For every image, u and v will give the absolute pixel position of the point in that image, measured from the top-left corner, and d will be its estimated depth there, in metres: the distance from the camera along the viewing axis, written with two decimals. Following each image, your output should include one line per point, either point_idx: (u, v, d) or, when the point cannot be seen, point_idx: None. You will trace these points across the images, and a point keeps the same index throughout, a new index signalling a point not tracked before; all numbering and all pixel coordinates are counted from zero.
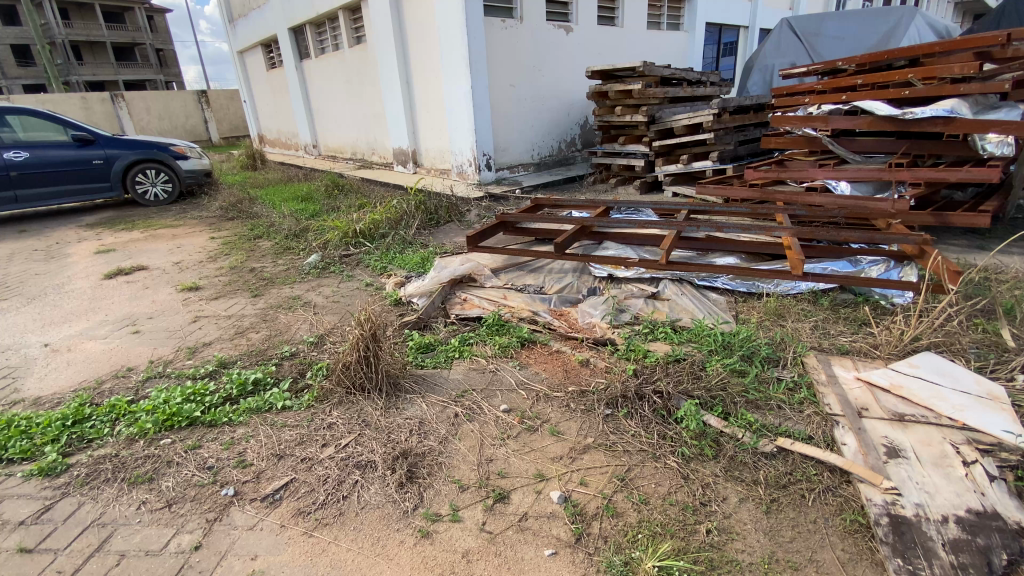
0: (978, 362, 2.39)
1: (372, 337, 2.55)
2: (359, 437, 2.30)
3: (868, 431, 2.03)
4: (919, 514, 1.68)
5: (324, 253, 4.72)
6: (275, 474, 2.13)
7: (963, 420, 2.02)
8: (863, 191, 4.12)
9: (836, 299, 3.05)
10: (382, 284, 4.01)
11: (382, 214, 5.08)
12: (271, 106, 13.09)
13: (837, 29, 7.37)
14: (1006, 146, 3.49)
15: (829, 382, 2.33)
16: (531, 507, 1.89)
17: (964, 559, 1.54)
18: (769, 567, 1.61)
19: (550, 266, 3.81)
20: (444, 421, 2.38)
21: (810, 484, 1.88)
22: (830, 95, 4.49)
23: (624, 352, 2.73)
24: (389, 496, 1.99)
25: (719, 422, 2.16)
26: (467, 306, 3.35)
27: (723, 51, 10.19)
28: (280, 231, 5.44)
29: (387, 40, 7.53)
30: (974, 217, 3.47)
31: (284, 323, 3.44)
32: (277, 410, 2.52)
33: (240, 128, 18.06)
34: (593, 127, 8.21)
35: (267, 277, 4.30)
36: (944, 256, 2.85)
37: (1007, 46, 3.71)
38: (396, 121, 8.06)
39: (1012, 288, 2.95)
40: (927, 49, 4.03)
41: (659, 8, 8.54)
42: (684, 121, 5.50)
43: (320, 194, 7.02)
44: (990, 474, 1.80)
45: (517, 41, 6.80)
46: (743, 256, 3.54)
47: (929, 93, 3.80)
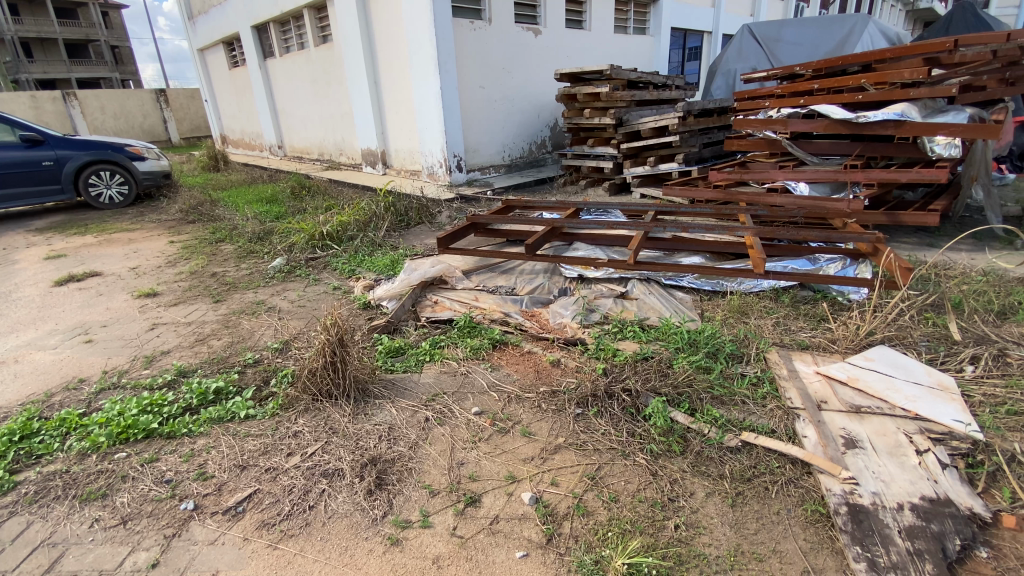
0: (929, 355, 2.50)
1: (339, 342, 2.49)
2: (325, 445, 2.24)
3: (827, 423, 2.10)
4: (875, 502, 1.75)
5: (290, 256, 4.60)
6: (238, 486, 2.05)
7: (916, 410, 2.11)
8: (821, 191, 4.27)
9: (796, 296, 3.14)
10: (350, 287, 3.94)
11: (351, 216, 4.99)
12: (233, 105, 12.72)
13: (795, 35, 7.64)
14: (953, 148, 3.67)
15: (790, 377, 2.40)
16: (503, 509, 1.88)
17: (919, 546, 1.60)
18: (735, 560, 1.64)
19: (522, 267, 3.81)
20: (414, 427, 2.34)
21: (773, 476, 1.93)
22: (789, 99, 4.64)
23: (594, 352, 2.75)
24: (358, 504, 1.94)
25: (686, 418, 2.20)
26: (438, 309, 3.32)
27: (688, 55, 10.44)
28: (243, 234, 5.28)
29: (354, 40, 7.41)
30: (924, 216, 3.64)
31: (247, 329, 3.34)
32: (240, 420, 2.43)
33: (202, 128, 17.48)
34: (563, 130, 8.28)
35: (229, 282, 4.16)
36: (896, 253, 2.96)
37: (954, 52, 3.96)
38: (365, 122, 7.94)
39: (959, 283, 3.10)
40: (879, 55, 4.21)
41: (626, 13, 8.69)
42: (651, 123, 5.59)
43: (287, 195, 6.86)
44: (942, 462, 1.88)
45: (486, 42, 6.79)
46: (707, 256, 3.61)
47: (881, 97, 3.96)
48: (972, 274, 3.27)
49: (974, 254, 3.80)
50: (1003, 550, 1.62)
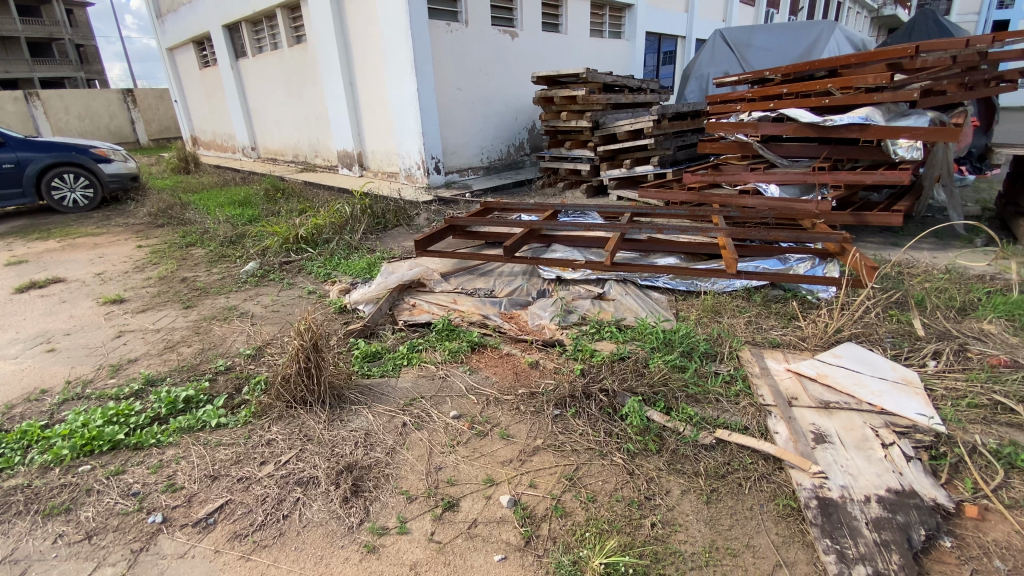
0: (894, 350, 2.58)
1: (313, 347, 2.44)
2: (300, 452, 2.19)
3: (798, 419, 2.16)
4: (844, 495, 1.80)
5: (263, 260, 4.51)
6: (209, 497, 2.00)
7: (881, 405, 2.18)
8: (791, 193, 4.39)
9: (768, 295, 3.22)
10: (326, 291, 3.88)
11: (326, 218, 4.92)
12: (204, 105, 12.42)
13: (765, 40, 7.83)
14: (915, 151, 3.82)
15: (762, 374, 2.45)
16: (481, 513, 1.87)
17: (886, 537, 1.65)
18: (710, 557, 1.66)
19: (500, 269, 3.81)
20: (391, 432, 2.31)
21: (746, 472, 1.97)
22: (759, 103, 4.74)
23: (571, 352, 2.77)
24: (333, 513, 1.90)
25: (662, 417, 2.23)
26: (415, 312, 3.29)
27: (663, 59, 10.61)
28: (215, 238, 5.16)
29: (328, 40, 7.31)
30: (888, 216, 3.77)
31: (219, 335, 3.25)
32: (211, 429, 2.37)
33: (172, 129, 17.02)
34: (541, 132, 8.32)
35: (200, 287, 4.05)
36: (862, 253, 3.05)
37: (915, 58, 3.99)
38: (340, 124, 7.84)
39: (922, 280, 3.22)
40: (844, 61, 4.33)
41: (601, 17, 8.79)
42: (627, 126, 5.65)
43: (260, 198, 6.73)
44: (906, 455, 1.95)
45: (462, 45, 6.78)
46: (682, 256, 3.67)
47: (846, 101, 4.08)
48: (934, 271, 3.40)
49: (935, 252, 3.94)
50: (966, 539, 1.68)
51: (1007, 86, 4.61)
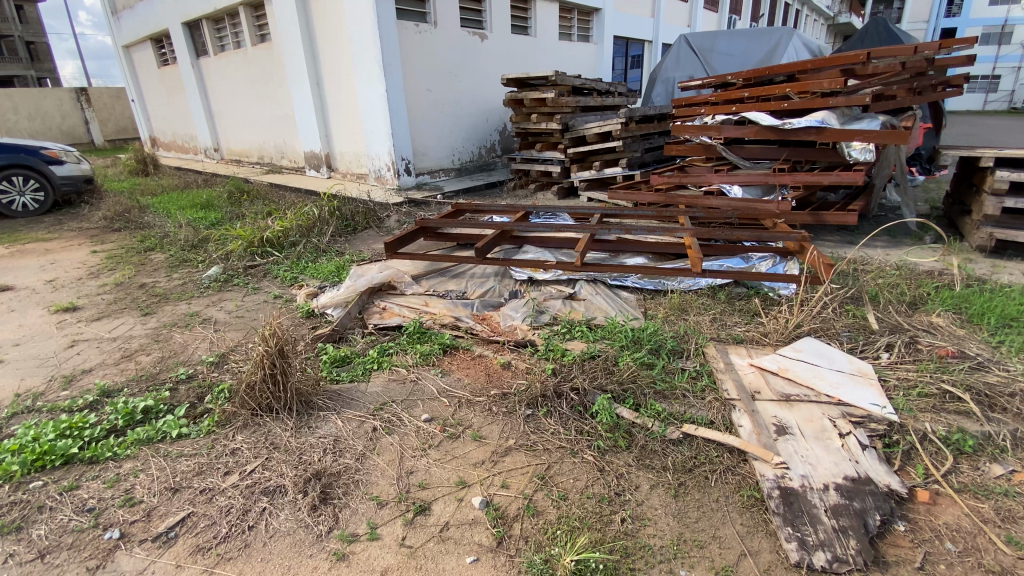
0: (850, 344, 2.70)
1: (279, 353, 2.38)
2: (266, 461, 2.13)
3: (761, 412, 2.22)
4: (804, 484, 1.86)
5: (226, 264, 4.37)
6: (170, 510, 1.93)
7: (839, 397, 2.27)
8: (753, 194, 4.52)
9: (732, 292, 3.31)
10: (292, 295, 3.79)
11: (293, 221, 4.82)
12: (164, 105, 12.00)
13: (727, 46, 8.06)
14: (868, 153, 3.99)
15: (726, 369, 2.52)
16: (452, 516, 1.86)
17: (844, 523, 1.71)
18: (678, 549, 1.70)
19: (472, 271, 3.79)
20: (361, 437, 2.27)
21: (712, 465, 2.02)
22: (722, 106, 4.87)
23: (543, 352, 2.78)
24: (301, 521, 1.86)
25: (630, 414, 2.27)
26: (386, 315, 3.25)
27: (630, 63, 10.81)
28: (175, 242, 4.98)
29: (294, 39, 7.16)
30: (844, 216, 3.93)
31: (179, 343, 3.14)
32: (172, 439, 2.28)
33: (129, 130, 16.35)
34: (511, 134, 8.36)
35: (159, 294, 3.89)
36: (819, 251, 3.16)
37: (867, 64, 4.19)
38: (308, 125, 7.70)
39: (875, 276, 3.36)
40: (801, 67, 4.48)
41: (570, 20, 8.89)
42: (595, 129, 5.74)
43: (223, 200, 6.53)
44: (862, 444, 2.03)
45: (431, 45, 6.74)
46: (649, 256, 3.74)
47: (803, 105, 4.23)
48: (886, 268, 3.56)
49: (888, 250, 4.13)
50: (919, 522, 1.77)
51: (953, 91, 4.86)
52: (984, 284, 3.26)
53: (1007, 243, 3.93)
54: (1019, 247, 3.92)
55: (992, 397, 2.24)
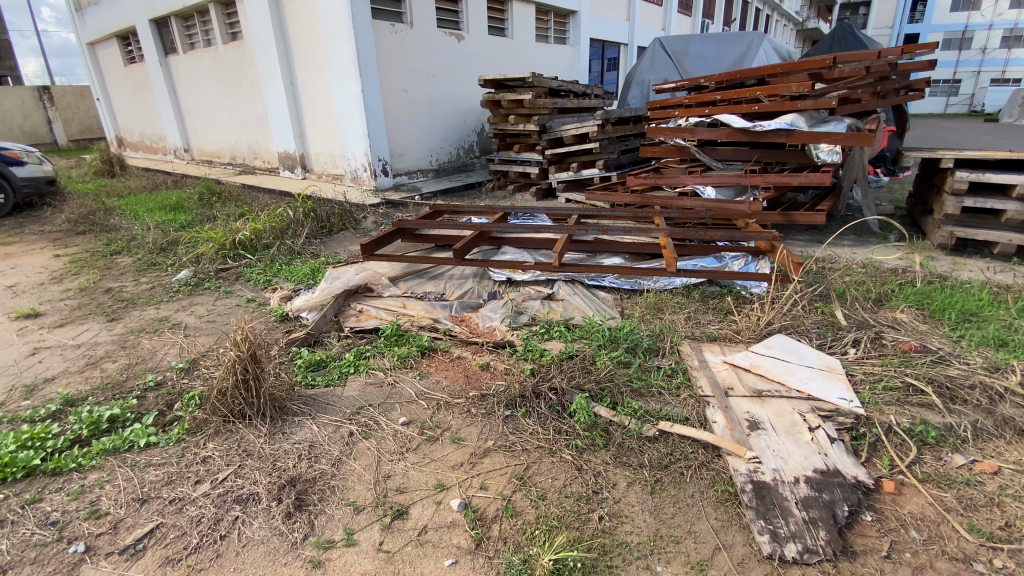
0: (819, 340, 2.77)
1: (251, 357, 2.33)
2: (238, 469, 2.09)
3: (733, 408, 2.27)
4: (776, 478, 1.90)
5: (197, 267, 4.26)
6: (138, 521, 1.87)
7: (809, 392, 2.33)
8: (726, 194, 4.62)
9: (706, 291, 3.37)
10: (266, 298, 3.72)
11: (266, 223, 4.73)
12: (131, 104, 11.64)
13: (700, 49, 8.21)
14: (834, 155, 4.11)
15: (700, 366, 2.57)
16: (431, 519, 1.85)
17: (813, 514, 1.76)
18: (655, 545, 1.72)
19: (451, 273, 3.78)
20: (337, 442, 2.24)
21: (688, 461, 2.05)
22: (695, 109, 4.95)
23: (522, 353, 2.79)
24: (275, 529, 1.82)
25: (608, 412, 2.30)
26: (362, 318, 3.21)
27: (607, 65, 10.94)
28: (143, 245, 4.83)
29: (266, 37, 7.03)
30: (813, 215, 4.04)
31: (147, 349, 3.04)
32: (140, 449, 2.21)
33: (94, 129, 15.79)
34: (489, 135, 8.37)
35: (126, 298, 3.77)
36: (789, 250, 3.24)
37: (832, 68, 4.31)
38: (282, 125, 7.56)
39: (843, 274, 3.47)
40: (771, 70, 4.57)
41: (546, 22, 8.94)
42: (572, 130, 5.78)
43: (193, 202, 6.37)
44: (830, 437, 2.09)
45: (408, 45, 6.70)
46: (626, 256, 3.78)
47: (773, 108, 4.32)
48: (853, 265, 3.67)
49: (855, 248, 4.27)
50: (884, 512, 1.83)
51: (914, 95, 5.05)
52: (945, 280, 3.39)
53: (966, 241, 4.09)
54: (977, 245, 4.09)
55: (953, 389, 2.34)
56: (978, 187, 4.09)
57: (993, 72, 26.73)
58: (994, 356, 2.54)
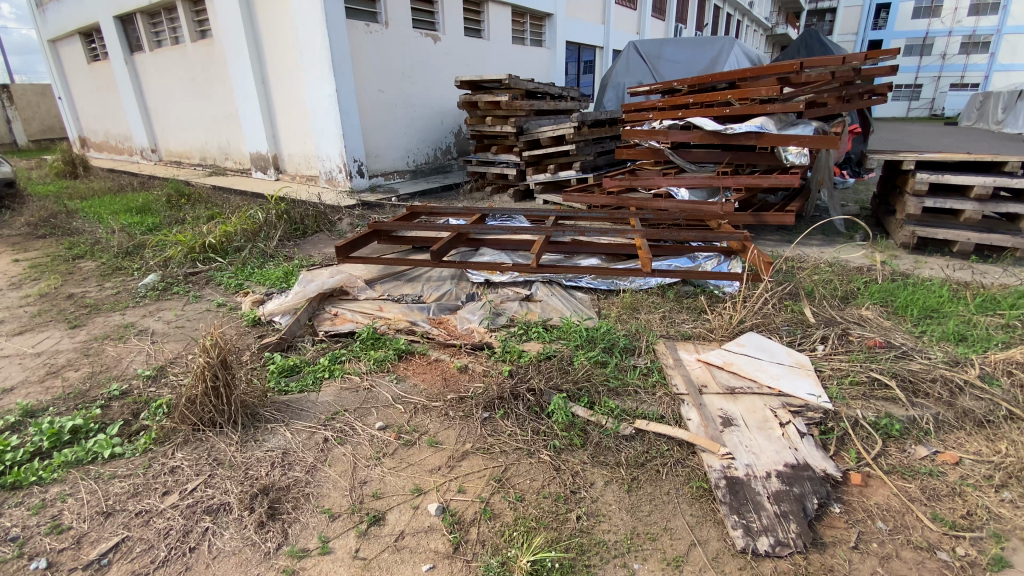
0: (789, 337, 2.85)
1: (222, 364, 2.27)
2: (209, 478, 2.03)
3: (707, 405, 2.31)
4: (748, 473, 1.94)
5: (165, 271, 4.14)
6: (102, 535, 1.80)
7: (779, 388, 2.39)
8: (699, 196, 4.70)
9: (680, 291, 3.42)
10: (237, 303, 3.63)
11: (237, 225, 4.63)
12: (94, 103, 11.24)
13: (674, 53, 8.35)
14: (802, 157, 4.23)
15: (675, 365, 2.61)
16: (408, 524, 1.83)
17: (784, 508, 1.80)
18: (632, 543, 1.74)
19: (428, 274, 3.76)
20: (311, 449, 2.20)
21: (663, 459, 2.08)
22: (669, 111, 5.06)
23: (500, 354, 2.79)
24: (248, 539, 1.78)
25: (585, 412, 2.31)
26: (337, 321, 3.16)
27: (583, 68, 11.05)
28: (107, 249, 4.66)
29: (236, 35, 6.87)
30: (782, 216, 4.15)
31: (112, 356, 2.94)
32: (104, 460, 2.13)
33: (55, 129, 15.18)
34: (467, 136, 8.36)
35: (89, 304, 3.63)
36: (759, 250, 3.33)
37: (800, 73, 4.42)
38: (254, 125, 7.41)
39: (811, 273, 3.57)
40: (741, 75, 4.69)
41: (522, 25, 8.98)
42: (549, 132, 5.82)
43: (161, 204, 6.19)
44: (801, 432, 2.15)
45: (383, 46, 6.64)
46: (603, 257, 3.82)
47: (744, 112, 4.44)
48: (821, 264, 3.78)
49: (822, 248, 4.40)
50: (852, 503, 1.89)
51: (876, 99, 5.23)
52: (907, 278, 3.52)
53: (927, 240, 4.25)
54: (937, 244, 4.25)
55: (915, 382, 2.42)
56: (938, 188, 4.26)
57: (953, 77, 27.80)
58: (954, 351, 2.65)
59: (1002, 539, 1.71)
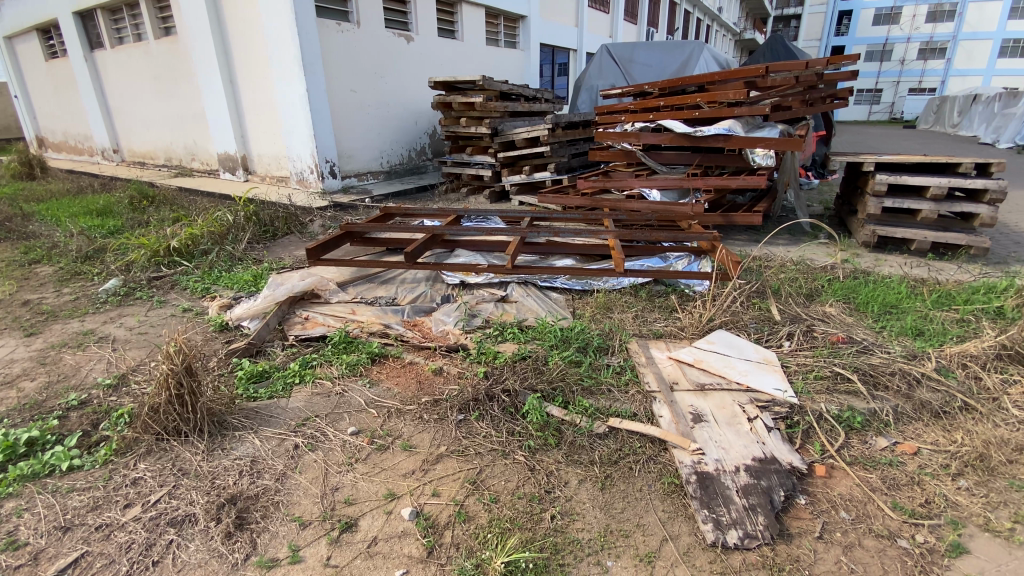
0: (756, 334, 2.92)
1: (186, 370, 2.21)
2: (173, 489, 1.97)
3: (678, 402, 2.35)
4: (718, 468, 1.98)
5: (127, 276, 3.99)
6: (60, 551, 1.72)
7: (747, 383, 2.45)
8: (671, 197, 4.78)
9: (652, 290, 3.47)
10: (204, 307, 3.53)
11: (203, 227, 4.50)
12: (53, 102, 10.79)
13: (645, 57, 8.49)
14: (769, 159, 4.35)
15: (647, 363, 2.65)
16: (381, 530, 1.81)
17: (753, 501, 1.85)
18: (605, 540, 1.75)
19: (403, 276, 3.73)
20: (281, 456, 2.15)
21: (636, 456, 2.11)
22: (640, 114, 5.15)
23: (475, 356, 2.77)
24: (214, 551, 1.73)
25: (560, 412, 2.33)
26: (308, 326, 3.10)
27: (557, 70, 11.14)
28: (66, 253, 4.48)
29: (203, 32, 6.69)
30: (750, 216, 4.26)
31: (70, 365, 2.82)
32: (62, 473, 2.04)
33: (10, 129, 14.51)
34: (442, 137, 8.33)
35: (45, 311, 3.48)
36: (728, 249, 3.41)
37: (765, 77, 4.54)
38: (221, 125, 7.22)
39: (778, 271, 3.67)
40: (710, 78, 4.79)
41: (496, 26, 8.99)
42: (523, 133, 5.84)
43: (124, 206, 5.97)
44: (768, 426, 2.20)
45: (355, 45, 6.55)
46: (577, 257, 3.85)
47: (712, 114, 4.53)
48: (787, 263, 3.89)
49: (788, 247, 4.52)
50: (817, 494, 1.95)
51: (838, 103, 5.42)
52: (868, 276, 3.65)
53: (887, 239, 4.42)
54: (896, 242, 4.43)
55: (875, 376, 2.51)
56: (896, 189, 4.43)
57: (912, 82, 28.97)
58: (912, 345, 2.76)
59: (959, 526, 1.79)
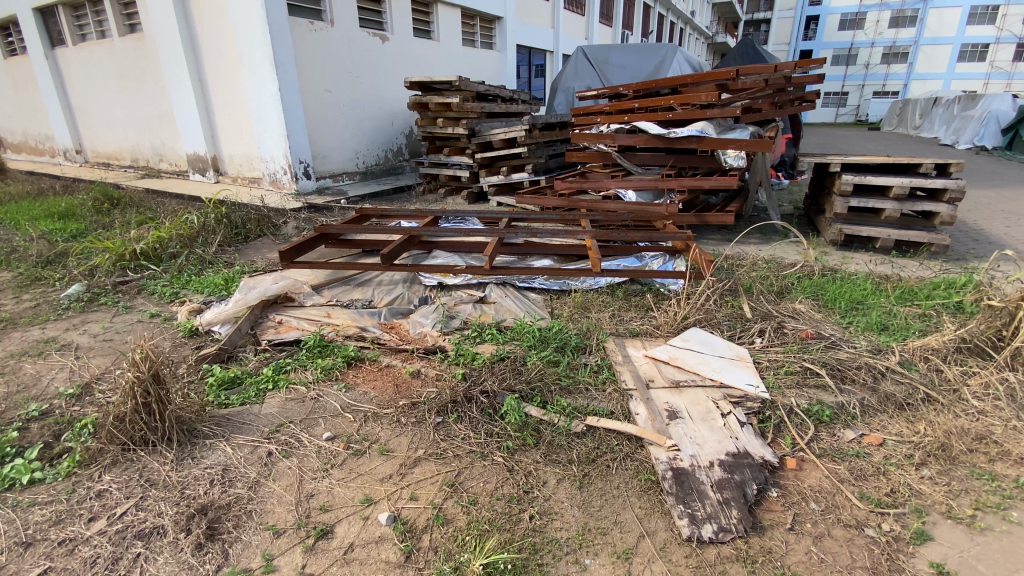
0: (729, 331, 2.98)
1: (153, 378, 2.14)
2: (141, 501, 1.91)
3: (654, 399, 2.39)
4: (693, 463, 2.02)
5: (91, 281, 3.86)
6: (21, 568, 1.65)
7: (721, 379, 2.50)
8: (646, 197, 4.85)
9: (628, 289, 3.51)
10: (173, 313, 3.44)
11: (172, 230, 4.38)
12: (10, 100, 10.34)
13: (620, 58, 8.59)
14: (740, 160, 4.44)
15: (624, 361, 2.69)
16: (358, 536, 1.78)
17: (727, 495, 1.88)
18: (583, 539, 1.77)
19: (379, 278, 3.70)
20: (254, 464, 2.11)
21: (614, 454, 2.13)
22: (616, 116, 5.22)
23: (453, 357, 2.76)
24: (184, 563, 1.68)
25: (538, 411, 2.34)
26: (282, 329, 3.04)
27: (534, 71, 11.18)
28: (25, 258, 4.30)
29: (170, 29, 6.50)
30: (723, 216, 4.35)
31: (30, 374, 2.71)
32: (22, 487, 1.96)
33: None
34: (418, 138, 8.28)
35: (3, 318, 3.33)
36: (701, 248, 3.47)
37: (736, 79, 4.63)
38: (190, 125, 7.03)
39: (750, 270, 3.75)
40: (682, 80, 4.87)
41: (472, 27, 8.98)
42: (500, 134, 5.85)
43: (87, 209, 5.76)
44: (740, 421, 2.25)
45: (329, 44, 6.45)
46: (555, 257, 3.87)
47: (685, 116, 4.61)
48: (759, 262, 3.98)
49: (760, 246, 4.63)
50: (787, 487, 2.00)
51: (806, 105, 5.57)
52: (835, 273, 3.77)
53: (853, 237, 4.56)
54: (862, 240, 4.57)
55: (842, 370, 2.59)
56: (862, 189, 4.58)
57: (876, 85, 29.98)
58: (877, 339, 2.85)
59: (923, 514, 1.86)
